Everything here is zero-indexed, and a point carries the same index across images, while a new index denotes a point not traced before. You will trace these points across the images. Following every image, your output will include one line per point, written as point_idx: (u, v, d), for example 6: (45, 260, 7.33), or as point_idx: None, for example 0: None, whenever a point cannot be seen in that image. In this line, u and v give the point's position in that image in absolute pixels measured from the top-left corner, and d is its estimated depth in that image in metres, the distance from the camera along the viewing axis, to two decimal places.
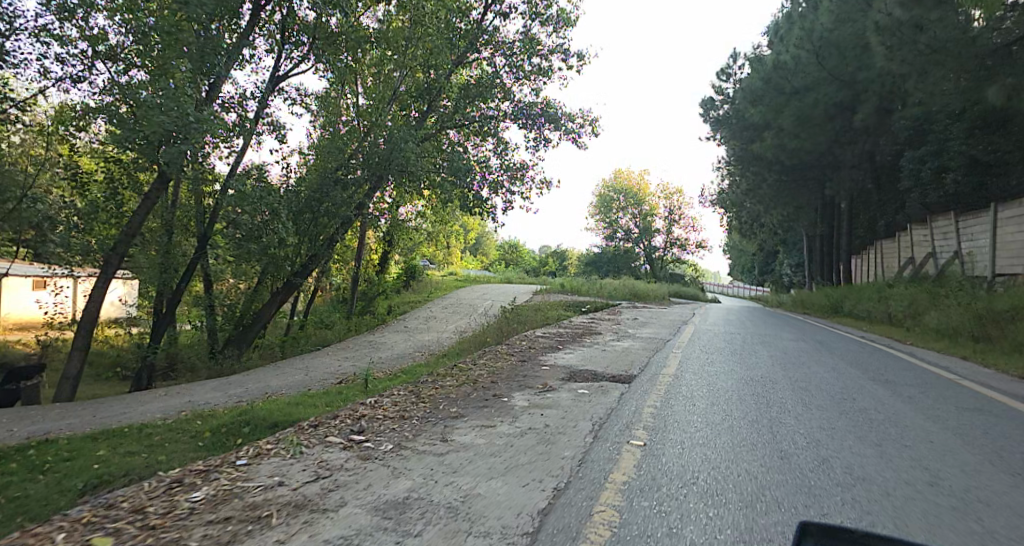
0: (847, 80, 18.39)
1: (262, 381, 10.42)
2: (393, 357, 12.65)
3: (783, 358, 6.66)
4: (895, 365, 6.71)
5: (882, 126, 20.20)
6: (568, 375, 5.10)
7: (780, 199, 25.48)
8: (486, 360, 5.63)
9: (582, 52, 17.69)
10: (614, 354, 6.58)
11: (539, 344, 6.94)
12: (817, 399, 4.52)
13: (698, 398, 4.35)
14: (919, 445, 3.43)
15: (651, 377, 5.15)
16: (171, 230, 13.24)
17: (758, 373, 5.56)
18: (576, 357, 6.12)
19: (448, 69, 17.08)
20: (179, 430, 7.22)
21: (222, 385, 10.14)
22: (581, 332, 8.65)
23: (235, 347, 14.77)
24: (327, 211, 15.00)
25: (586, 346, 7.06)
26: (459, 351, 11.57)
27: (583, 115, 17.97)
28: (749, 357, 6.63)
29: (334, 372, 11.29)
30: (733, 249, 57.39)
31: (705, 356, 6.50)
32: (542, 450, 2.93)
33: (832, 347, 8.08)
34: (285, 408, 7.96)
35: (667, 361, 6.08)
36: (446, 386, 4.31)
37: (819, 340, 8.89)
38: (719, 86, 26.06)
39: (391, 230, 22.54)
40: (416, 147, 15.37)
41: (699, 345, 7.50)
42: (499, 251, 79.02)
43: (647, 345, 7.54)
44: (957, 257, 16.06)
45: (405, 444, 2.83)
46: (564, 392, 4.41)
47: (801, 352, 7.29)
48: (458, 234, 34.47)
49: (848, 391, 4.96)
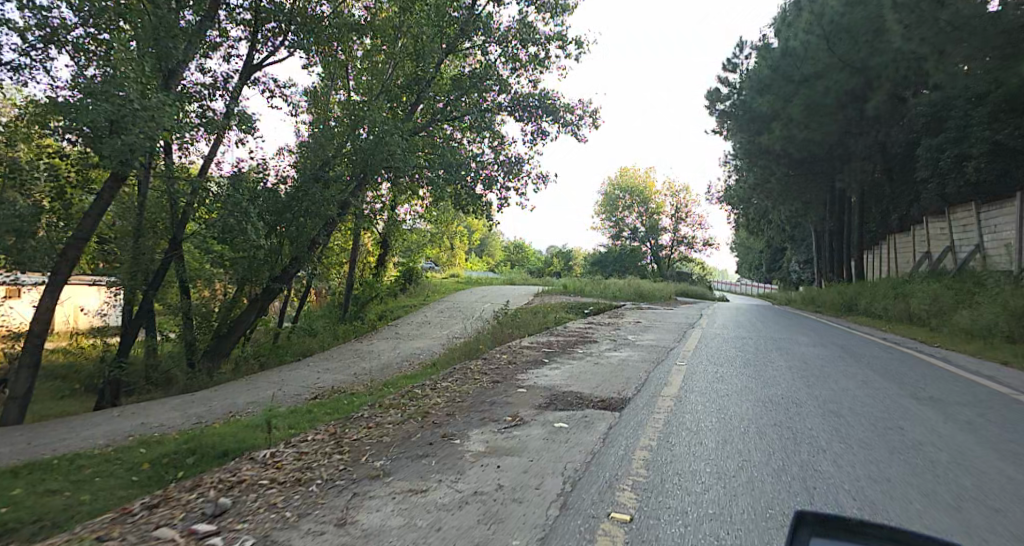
0: (858, 66, 17.44)
1: (230, 397, 9.72)
2: (378, 368, 11.79)
3: (804, 371, 5.66)
4: (935, 376, 5.65)
5: (896, 114, 19.19)
6: (547, 402, 4.19)
7: (789, 192, 24.43)
8: (451, 381, 4.76)
9: (581, 40, 16.83)
10: (607, 367, 5.66)
11: (521, 356, 6.04)
12: (856, 432, 3.54)
13: (705, 435, 3.40)
14: (1013, 509, 2.46)
15: (647, 402, 4.22)
16: (140, 234, 12.51)
17: (779, 393, 4.60)
18: (562, 375, 5.17)
19: (438, 59, 16.30)
20: (116, 459, 6.49)
21: (185, 404, 9.48)
22: (574, 340, 7.72)
23: (210, 360, 14.15)
24: (309, 211, 14.25)
25: (575, 359, 6.12)
26: (448, 362, 10.69)
27: (583, 106, 17.14)
28: (763, 369, 5.65)
29: (310, 386, 10.46)
30: (741, 246, 56.18)
31: (715, 370, 5.52)
32: (478, 538, 2.02)
33: (856, 353, 7.06)
34: (243, 431, 7.25)
35: (669, 379, 5.10)
36: (384, 423, 3.42)
37: (839, 345, 7.88)
38: (724, 77, 25.09)
39: (387, 232, 21.85)
40: (404, 142, 14.66)
41: (705, 356, 6.51)
42: (504, 252, 78.24)
43: (646, 354, 6.61)
44: (978, 251, 15.01)
45: (273, 537, 1.94)
46: (537, 429, 3.49)
47: (823, 361, 6.29)
48: (460, 236, 33.76)
49: (891, 416, 3.98)
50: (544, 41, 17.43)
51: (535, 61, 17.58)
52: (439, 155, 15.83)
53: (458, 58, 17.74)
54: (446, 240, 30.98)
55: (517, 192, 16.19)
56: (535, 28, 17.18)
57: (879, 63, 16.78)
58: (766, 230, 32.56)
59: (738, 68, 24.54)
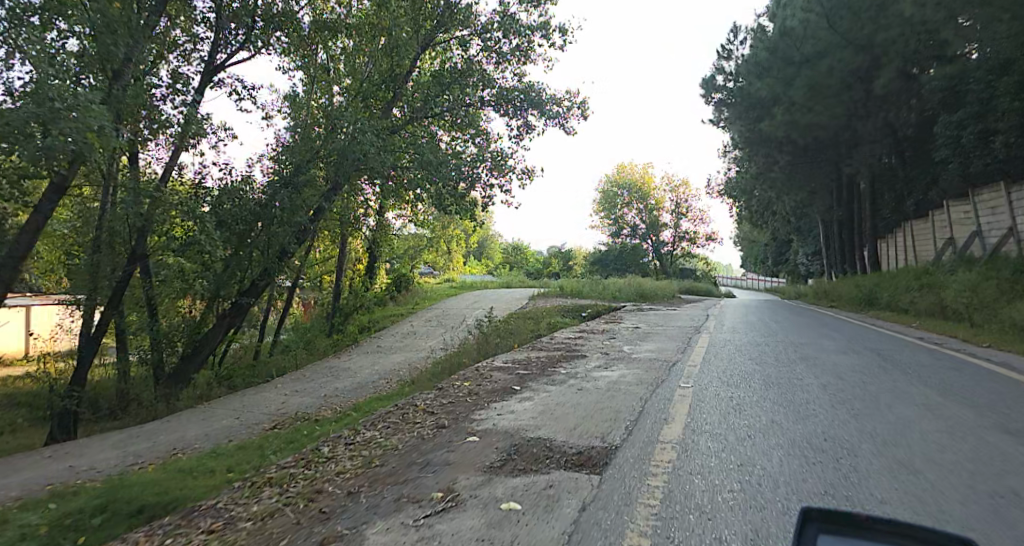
0: (862, 43, 16.29)
1: (178, 432, 8.71)
2: (354, 388, 10.62)
3: (841, 392, 4.49)
4: (1014, 394, 4.43)
5: (907, 91, 17.96)
6: (504, 460, 3.07)
7: (795, 181, 23.16)
8: (388, 425, 3.67)
9: (565, 27, 15.69)
10: (593, 396, 4.53)
11: (491, 381, 4.99)
12: (953, 507, 2.36)
13: (726, 524, 2.24)
14: None
15: (638, 458, 3.07)
16: (98, 247, 11.51)
17: (819, 432, 3.43)
18: (532, 412, 4.03)
19: (413, 54, 15.16)
20: (15, 519, 5.46)
21: (125, 440, 8.53)
22: (557, 355, 6.52)
23: (173, 384, 13.04)
24: (279, 218, 13.15)
25: (554, 383, 5.03)
26: (426, 380, 9.56)
27: (571, 97, 15.98)
28: (791, 392, 4.47)
29: (271, 414, 9.31)
30: (745, 240, 54.79)
31: (729, 396, 4.37)
32: None
33: (898, 362, 5.86)
34: (166, 478, 6.18)
35: (671, 413, 3.94)
36: (246, 522, 2.34)
37: (870, 350, 6.67)
38: (720, 65, 23.91)
39: (375, 238, 20.78)
40: (379, 141, 13.57)
41: (715, 373, 5.33)
42: (504, 254, 76.95)
43: (641, 373, 5.50)
44: (1012, 235, 13.74)
45: None
46: (473, 517, 2.35)
47: (865, 376, 5.09)
48: (454, 240, 32.67)
49: (991, 468, 2.79)
50: (526, 31, 16.26)
51: (518, 52, 16.43)
52: (418, 153, 14.57)
53: (437, 53, 16.53)
54: (440, 245, 29.81)
55: (502, 189, 15.05)
56: (517, 18, 15.97)
57: (886, 38, 15.74)
58: (772, 222, 31.23)
59: (733, 55, 23.36)
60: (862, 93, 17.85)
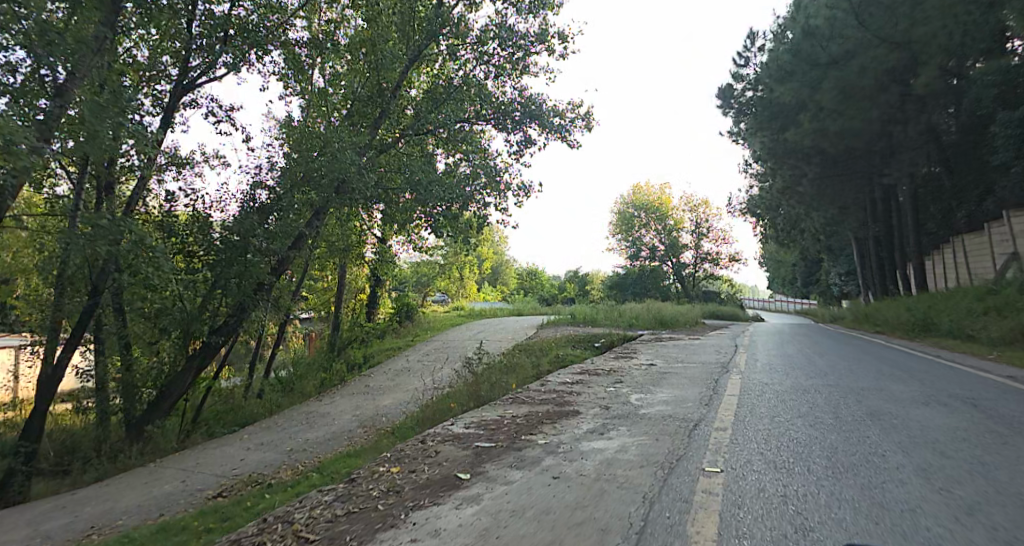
0: (899, 41, 14.38)
1: (107, 503, 7.38)
2: (323, 440, 9.21)
3: (953, 484, 2.94)
4: None
5: (950, 92, 16.25)
6: None
7: (824, 194, 21.48)
8: None
9: (565, 35, 14.61)
10: (574, 494, 3.03)
11: (432, 465, 3.54)
12: None
13: None
14: None
15: None
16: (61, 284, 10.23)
17: None
18: (467, 533, 2.55)
19: (403, 69, 14.18)
20: None
21: (42, 516, 7.19)
22: (543, 413, 5.01)
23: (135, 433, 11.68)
24: (256, 248, 12.05)
25: (523, 464, 3.55)
26: (404, 432, 8.13)
27: (573, 108, 14.74)
28: (879, 488, 2.91)
29: (221, 478, 7.96)
30: (771, 261, 52.55)
31: (781, 496, 2.84)
32: None
33: (1010, 422, 4.24)
34: None
35: (691, 536, 2.44)
36: None
37: (957, 400, 5.05)
38: (736, 74, 22.55)
39: (376, 268, 19.70)
40: (360, 161, 12.48)
41: (753, 446, 3.79)
42: (520, 279, 75.82)
43: (648, 443, 3.99)
44: None
45: None
46: None
47: (979, 451, 3.49)
48: (467, 266, 31.52)
49: None
50: (524, 41, 15.24)
51: (516, 64, 15.41)
52: (409, 171, 13.44)
53: (433, 70, 15.61)
54: (452, 271, 28.70)
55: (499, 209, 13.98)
56: (515, 28, 14.97)
57: (925, 33, 13.57)
58: (801, 241, 29.37)
59: (750, 63, 22.04)
60: (899, 97, 16.11)
